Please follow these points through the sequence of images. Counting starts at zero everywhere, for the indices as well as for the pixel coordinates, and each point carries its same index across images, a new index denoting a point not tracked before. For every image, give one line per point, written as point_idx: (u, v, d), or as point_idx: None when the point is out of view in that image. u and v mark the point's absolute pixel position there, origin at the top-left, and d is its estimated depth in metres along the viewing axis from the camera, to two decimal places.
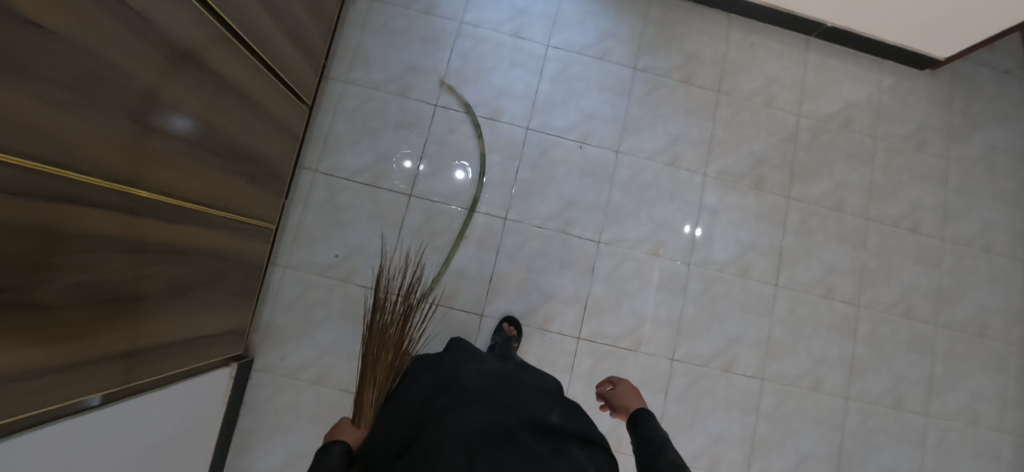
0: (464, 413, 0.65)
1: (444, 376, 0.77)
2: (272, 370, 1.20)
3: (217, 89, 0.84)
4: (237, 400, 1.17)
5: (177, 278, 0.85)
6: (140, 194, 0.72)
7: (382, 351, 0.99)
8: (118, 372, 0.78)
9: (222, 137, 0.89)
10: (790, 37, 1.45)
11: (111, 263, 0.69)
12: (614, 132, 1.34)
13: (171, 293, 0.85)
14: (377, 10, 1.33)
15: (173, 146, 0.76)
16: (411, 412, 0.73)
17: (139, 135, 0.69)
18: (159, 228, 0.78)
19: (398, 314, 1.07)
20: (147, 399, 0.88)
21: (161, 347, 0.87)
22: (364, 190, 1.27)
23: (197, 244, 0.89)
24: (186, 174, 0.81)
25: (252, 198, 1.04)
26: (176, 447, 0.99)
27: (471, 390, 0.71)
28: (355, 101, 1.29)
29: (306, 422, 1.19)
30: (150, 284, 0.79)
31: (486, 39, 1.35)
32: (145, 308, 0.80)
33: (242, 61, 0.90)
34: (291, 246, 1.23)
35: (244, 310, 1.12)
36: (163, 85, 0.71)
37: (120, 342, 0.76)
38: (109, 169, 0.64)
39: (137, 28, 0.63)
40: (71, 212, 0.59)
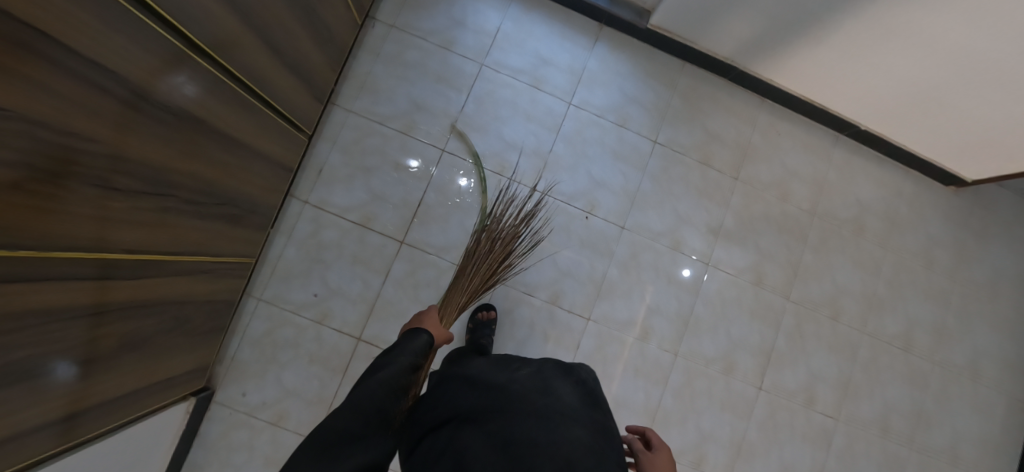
0: (570, 427, 0.62)
1: (551, 372, 0.73)
2: (231, 406, 1.14)
3: (201, 136, 0.77)
4: (190, 436, 1.11)
5: (134, 332, 0.80)
6: (92, 259, 0.65)
7: (480, 265, 1.06)
8: (54, 433, 0.72)
9: (203, 183, 0.82)
10: (818, 130, 1.40)
11: (71, 329, 0.65)
12: (621, 205, 1.29)
13: (126, 347, 0.80)
14: (395, 38, 1.26)
15: (137, 202, 0.68)
16: (510, 383, 0.68)
17: (100, 200, 0.61)
18: (120, 288, 0.72)
19: (502, 238, 1.08)
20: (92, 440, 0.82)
21: (105, 397, 0.80)
22: (352, 230, 1.20)
23: (161, 294, 0.83)
24: (150, 228, 0.73)
25: (227, 238, 0.97)
26: None
27: (578, 410, 0.67)
28: (357, 133, 1.22)
29: (259, 464, 1.14)
30: (103, 345, 0.74)
31: (504, 85, 1.28)
32: (97, 369, 0.75)
33: (233, 102, 0.82)
34: (268, 278, 1.17)
35: (207, 346, 1.06)
36: (133, 140, 0.63)
37: (56, 410, 0.70)
38: (63, 240, 0.58)
39: (110, 89, 0.56)
40: (30, 290, 0.55)
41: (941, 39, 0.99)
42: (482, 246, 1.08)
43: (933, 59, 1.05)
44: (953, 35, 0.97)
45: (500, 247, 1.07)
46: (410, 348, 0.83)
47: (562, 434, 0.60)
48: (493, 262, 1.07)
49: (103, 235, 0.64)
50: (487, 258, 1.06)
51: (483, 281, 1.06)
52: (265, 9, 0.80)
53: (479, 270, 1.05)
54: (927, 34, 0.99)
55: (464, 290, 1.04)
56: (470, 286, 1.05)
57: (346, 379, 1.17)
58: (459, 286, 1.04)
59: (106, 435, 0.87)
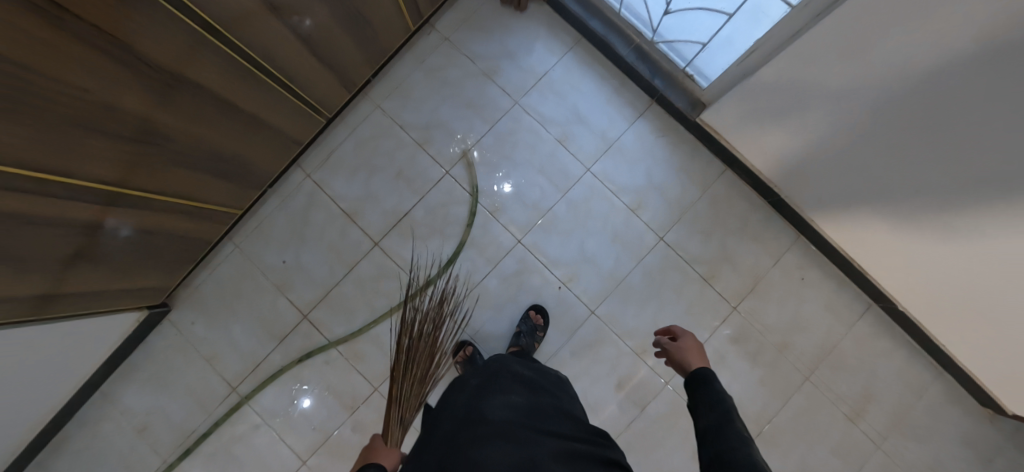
0: (485, 451, 0.54)
1: (470, 401, 0.64)
2: (178, 328, 1.24)
3: (221, 110, 0.84)
4: (135, 340, 1.22)
5: (122, 248, 0.91)
6: (104, 188, 0.74)
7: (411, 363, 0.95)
8: (31, 304, 0.82)
9: (210, 147, 0.90)
10: (849, 290, 1.23)
11: (67, 236, 0.75)
12: (601, 289, 1.22)
13: (113, 256, 0.91)
14: (444, 51, 1.27)
15: (156, 154, 0.78)
16: (426, 452, 0.60)
17: (127, 149, 0.71)
18: (121, 212, 0.82)
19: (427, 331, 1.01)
20: (62, 322, 0.94)
21: (83, 289, 0.91)
22: (337, 216, 1.24)
23: (154, 223, 0.93)
24: (157, 174, 0.82)
25: (219, 189, 1.04)
26: (66, 368, 1.06)
27: (496, 425, 0.58)
28: (375, 129, 1.26)
29: (183, 389, 1.23)
30: (94, 251, 0.85)
31: (530, 131, 1.26)
32: (82, 267, 0.86)
33: (258, 85, 0.88)
34: (250, 232, 1.25)
35: (176, 272, 1.16)
36: (161, 112, 0.71)
37: (40, 290, 0.81)
38: (87, 172, 0.67)
39: (151, 75, 0.63)
40: (44, 206, 0.65)
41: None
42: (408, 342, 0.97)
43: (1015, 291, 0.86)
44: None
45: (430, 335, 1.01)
46: None
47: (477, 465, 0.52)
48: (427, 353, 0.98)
49: (107, 177, 0.72)
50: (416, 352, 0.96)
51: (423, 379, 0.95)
52: (310, 11, 0.85)
53: (416, 365, 0.95)
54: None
55: (407, 399, 0.90)
56: (411, 390, 0.92)
57: (281, 346, 1.23)
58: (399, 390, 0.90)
59: (74, 318, 0.97)
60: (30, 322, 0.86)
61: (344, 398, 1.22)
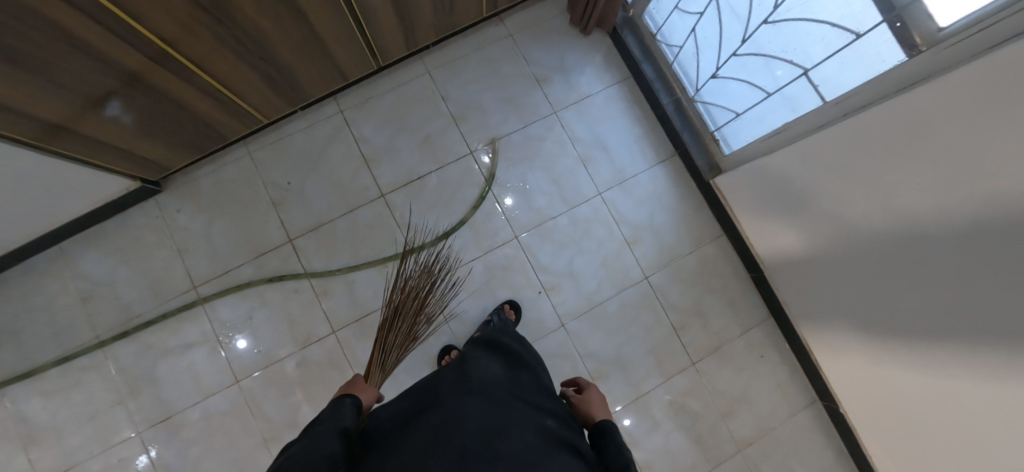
0: (463, 400, 0.59)
1: (456, 366, 0.71)
2: (162, 210, 1.23)
3: (292, 19, 0.88)
4: (116, 207, 1.20)
5: (146, 109, 0.92)
6: (157, 43, 0.75)
7: (397, 320, 1.04)
8: (38, 129, 0.82)
9: (266, 47, 0.92)
10: (800, 382, 1.29)
11: (104, 75, 0.76)
12: (577, 306, 1.26)
13: (134, 113, 0.91)
14: (506, 44, 1.34)
15: (216, 32, 0.80)
16: (410, 401, 0.65)
17: (194, 16, 0.73)
18: (162, 74, 0.84)
19: (417, 292, 1.08)
20: (57, 161, 0.93)
21: (90, 134, 0.91)
22: (355, 157, 1.27)
23: (186, 98, 0.95)
24: (210, 51, 0.85)
25: (256, 91, 1.06)
26: (40, 207, 1.04)
27: (476, 383, 0.64)
28: (418, 91, 1.30)
29: (146, 270, 1.21)
30: (120, 101, 0.86)
31: (559, 142, 1.32)
32: (101, 112, 0.86)
33: (335, 12, 0.93)
34: (267, 144, 1.26)
35: (182, 155, 1.16)
36: None
37: (54, 118, 0.81)
38: (149, 21, 0.69)
39: None
40: (97, 34, 0.66)
41: (973, 408, 0.80)
42: (399, 301, 1.06)
43: (952, 434, 0.88)
44: (979, 420, 0.80)
45: (418, 295, 1.08)
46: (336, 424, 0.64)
47: (455, 409, 0.57)
48: (414, 313, 1.07)
49: (164, 33, 0.73)
50: (402, 311, 1.05)
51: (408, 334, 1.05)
52: None
53: (401, 321, 1.04)
54: (974, 398, 0.79)
55: (391, 349, 1.02)
56: (395, 343, 1.03)
57: (256, 260, 1.23)
58: (384, 342, 1.01)
59: (70, 161, 0.96)
60: (28, 147, 0.85)
61: (300, 330, 1.21)
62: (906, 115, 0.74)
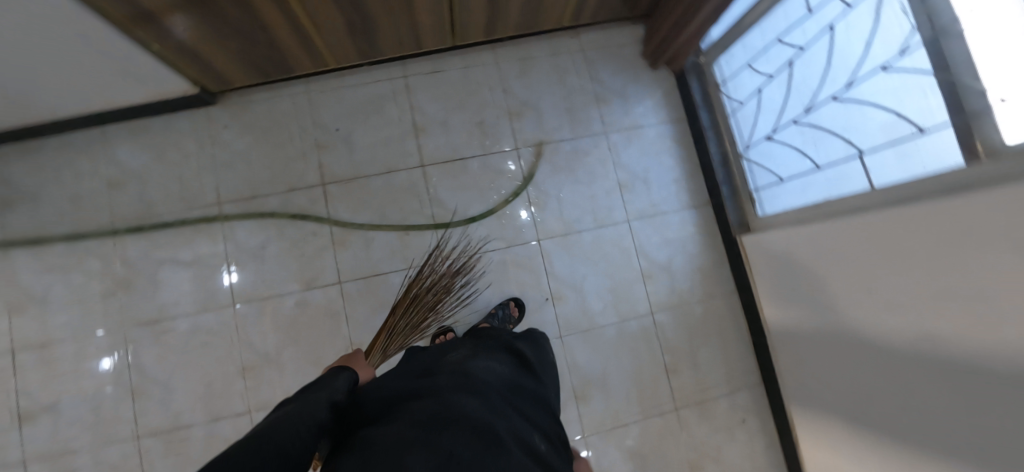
0: (469, 398, 0.57)
1: (463, 361, 0.69)
2: (210, 121, 1.25)
3: None
4: (167, 106, 1.22)
5: (230, 21, 0.94)
6: None
7: (410, 309, 1.10)
8: (126, 10, 0.84)
9: None
10: (774, 456, 1.29)
11: None
12: (578, 322, 1.27)
13: (217, 22, 0.94)
14: (577, 57, 1.38)
15: None
16: (413, 379, 0.63)
17: None
18: None
19: (436, 290, 1.14)
20: (130, 47, 0.95)
21: (170, 28, 0.92)
22: (406, 123, 1.29)
23: (269, 21, 0.97)
24: None
25: (335, 34, 1.09)
26: (98, 84, 1.05)
27: (483, 385, 0.63)
28: (483, 76, 1.33)
29: (178, 173, 1.23)
30: (209, 8, 0.88)
31: (602, 162, 1.35)
32: (189, 13, 0.88)
33: None
34: (327, 86, 1.28)
35: (245, 74, 1.18)
36: None
37: (144, 6, 0.83)
38: None
39: None
40: None
41: None
42: (417, 293, 1.12)
43: None
44: None
45: (437, 294, 1.14)
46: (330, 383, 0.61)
47: (460, 406, 0.55)
48: (428, 308, 1.12)
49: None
50: (418, 303, 1.11)
51: (416, 325, 1.11)
52: None
53: (415, 311, 1.10)
54: None
55: (397, 335, 1.07)
56: (402, 331, 1.08)
57: (284, 193, 1.24)
58: (393, 326, 1.07)
59: (143, 50, 0.98)
60: (110, 26, 0.87)
61: (308, 271, 1.22)
62: (934, 232, 0.75)
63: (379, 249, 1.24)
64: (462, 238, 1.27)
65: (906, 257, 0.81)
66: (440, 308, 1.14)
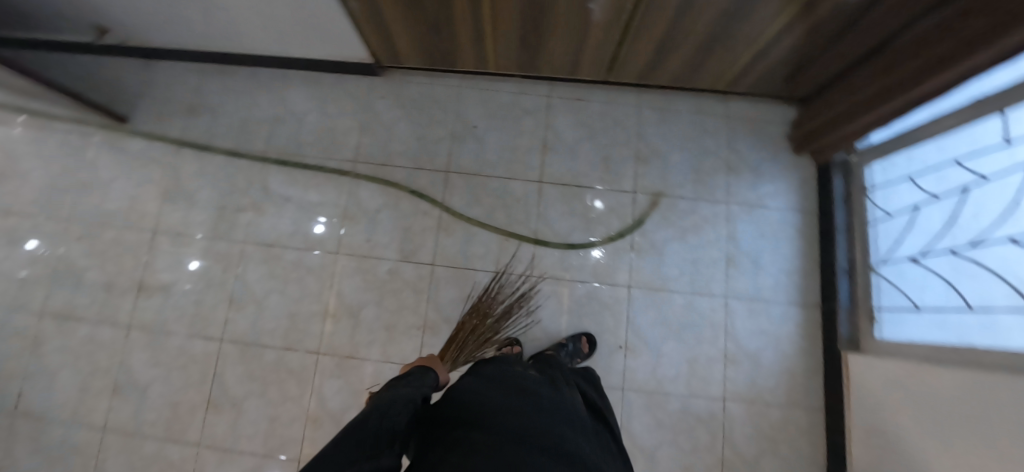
0: (535, 416, 0.71)
1: (532, 383, 0.83)
2: (370, 89, 1.39)
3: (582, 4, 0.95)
4: (341, 68, 1.37)
5: (427, 13, 1.05)
6: None
7: (476, 322, 1.10)
8: None
9: (544, 15, 1.01)
10: None
11: None
12: (644, 380, 1.23)
13: (417, 12, 1.04)
14: (719, 121, 1.36)
15: None
16: (488, 388, 0.78)
17: None
18: None
19: (500, 309, 1.16)
20: (339, 14, 1.09)
21: (376, 5, 1.03)
22: (538, 138, 1.34)
23: (458, 20, 1.07)
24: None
25: (506, 44, 1.17)
26: (300, 35, 1.21)
27: (548, 406, 0.76)
28: (623, 115, 1.36)
29: (331, 126, 1.37)
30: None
31: (716, 230, 1.31)
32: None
33: (615, 17, 0.99)
34: (479, 86, 1.37)
35: (416, 58, 1.30)
36: None
37: None
38: None
39: None
40: None
41: None
42: (481, 309, 1.14)
43: None
44: None
45: (501, 312, 1.15)
46: (422, 379, 0.81)
47: (528, 419, 0.69)
48: (493, 323, 1.12)
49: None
50: (482, 318, 1.11)
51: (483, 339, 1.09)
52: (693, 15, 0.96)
53: (483, 323, 1.10)
54: None
55: (465, 347, 1.06)
56: (469, 342, 1.07)
57: (411, 169, 1.33)
58: (459, 336, 1.06)
59: (347, 20, 1.12)
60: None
61: (409, 245, 1.30)
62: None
63: (478, 246, 1.29)
64: (557, 261, 1.29)
65: (963, 429, 0.83)
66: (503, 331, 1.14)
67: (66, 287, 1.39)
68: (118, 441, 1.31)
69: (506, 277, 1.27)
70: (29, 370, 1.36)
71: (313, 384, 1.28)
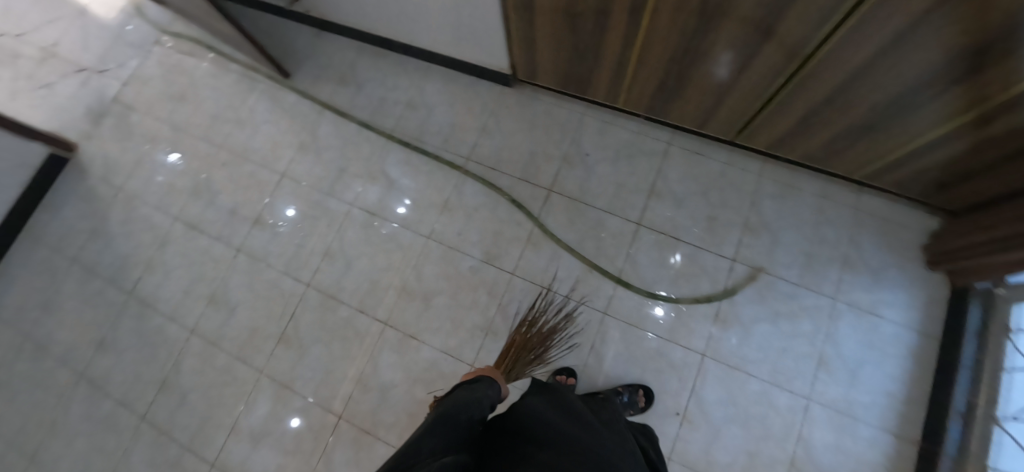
0: (599, 459, 0.66)
1: (595, 422, 0.79)
2: (499, 97, 1.47)
3: (734, 66, 0.95)
4: (479, 73, 1.47)
5: (577, 42, 1.11)
6: (643, 17, 0.90)
7: (523, 336, 1.13)
8: (519, 5, 1.05)
9: (690, 68, 1.03)
10: None
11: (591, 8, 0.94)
12: (694, 456, 1.15)
13: (568, 39, 1.11)
14: (846, 212, 1.27)
15: (680, 36, 0.92)
16: (550, 415, 0.76)
17: (684, 18, 0.85)
18: (615, 32, 1.00)
19: (545, 328, 1.17)
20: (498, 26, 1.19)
21: (533, 23, 1.10)
22: (647, 182, 1.34)
23: (604, 54, 1.11)
24: (657, 43, 0.98)
25: (642, 86, 1.19)
26: (456, 37, 1.33)
27: (611, 452, 0.71)
28: (740, 180, 1.32)
29: (455, 121, 1.47)
30: (572, 28, 1.05)
31: (814, 325, 1.21)
32: (556, 26, 1.07)
33: (765, 86, 0.98)
34: (602, 118, 1.41)
35: (550, 79, 1.36)
36: (730, 28, 0.83)
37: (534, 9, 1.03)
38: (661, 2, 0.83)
39: (771, 12, 0.74)
40: None
41: None
42: (526, 327, 1.16)
43: None
44: None
45: (546, 330, 1.17)
46: (485, 388, 0.80)
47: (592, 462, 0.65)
48: (543, 338, 1.14)
49: (663, 3, 0.83)
50: (529, 334, 1.13)
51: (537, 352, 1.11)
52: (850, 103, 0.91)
53: (534, 337, 1.12)
54: None
55: (520, 359, 1.08)
56: (523, 355, 1.09)
57: (515, 179, 1.39)
58: (513, 350, 1.08)
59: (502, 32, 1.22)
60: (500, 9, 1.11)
61: (496, 249, 1.35)
62: None
63: (562, 270, 1.31)
64: (635, 306, 1.27)
65: None
66: (551, 346, 1.15)
67: (201, 202, 1.60)
68: (200, 346, 1.47)
69: (573, 306, 1.29)
70: (154, 262, 1.58)
71: (373, 351, 1.35)
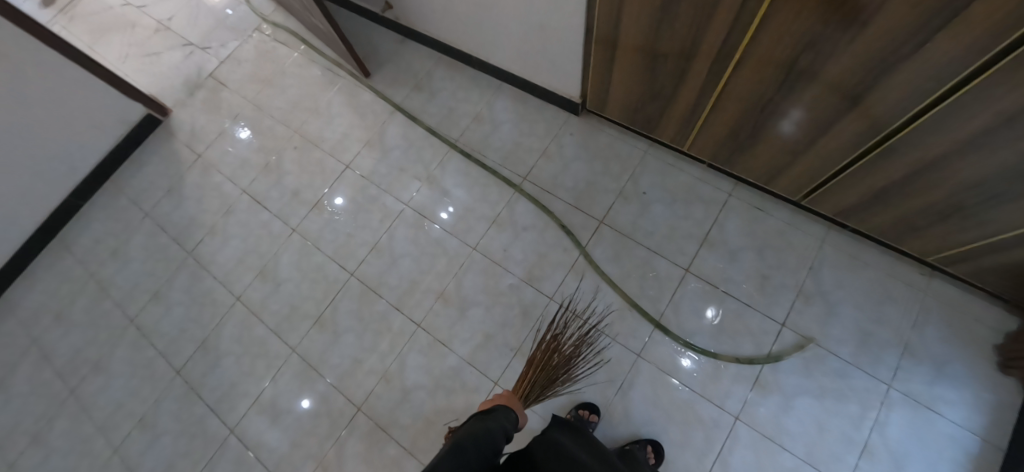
0: None
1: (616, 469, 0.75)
2: (564, 123, 1.51)
3: (810, 130, 0.94)
4: (549, 98, 1.52)
5: (651, 83, 1.13)
6: (725, 70, 0.91)
7: (545, 354, 1.10)
8: (601, 42, 1.09)
9: (764, 125, 1.02)
10: None
11: (673, 54, 0.97)
12: None
13: (642, 79, 1.14)
14: (913, 296, 1.20)
15: (759, 93, 0.92)
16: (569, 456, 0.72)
17: (767, 77, 0.86)
18: (692, 80, 1.02)
19: (569, 349, 1.15)
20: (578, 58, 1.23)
21: (612, 60, 1.13)
22: (701, 229, 1.32)
23: (676, 99, 1.13)
24: (733, 96, 0.98)
25: (710, 134, 1.19)
26: (533, 62, 1.38)
27: None
28: (800, 244, 1.28)
29: (517, 140, 1.51)
30: (648, 70, 1.08)
31: (863, 409, 1.13)
32: (634, 65, 1.10)
33: (840, 154, 0.96)
34: (664, 159, 1.41)
35: (618, 114, 1.39)
36: (813, 93, 0.83)
37: (615, 47, 1.07)
38: (745, 58, 0.84)
39: (861, 85, 0.73)
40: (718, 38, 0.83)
41: None
42: (550, 343, 1.13)
43: None
44: None
45: (569, 351, 1.14)
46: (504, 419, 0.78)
47: None
48: (567, 360, 1.11)
49: (747, 60, 0.85)
50: (552, 353, 1.11)
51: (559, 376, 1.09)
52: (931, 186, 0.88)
53: (558, 357, 1.10)
54: None
55: (542, 383, 1.06)
56: (543, 378, 1.07)
57: (568, 205, 1.40)
58: (533, 372, 1.07)
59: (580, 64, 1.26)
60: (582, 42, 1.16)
61: (538, 271, 1.36)
62: None
63: (601, 303, 1.30)
64: (671, 354, 1.23)
65: None
66: (574, 367, 1.13)
67: (269, 179, 1.70)
68: (243, 313, 1.55)
69: (607, 342, 1.27)
70: (216, 228, 1.69)
71: (401, 349, 1.38)
